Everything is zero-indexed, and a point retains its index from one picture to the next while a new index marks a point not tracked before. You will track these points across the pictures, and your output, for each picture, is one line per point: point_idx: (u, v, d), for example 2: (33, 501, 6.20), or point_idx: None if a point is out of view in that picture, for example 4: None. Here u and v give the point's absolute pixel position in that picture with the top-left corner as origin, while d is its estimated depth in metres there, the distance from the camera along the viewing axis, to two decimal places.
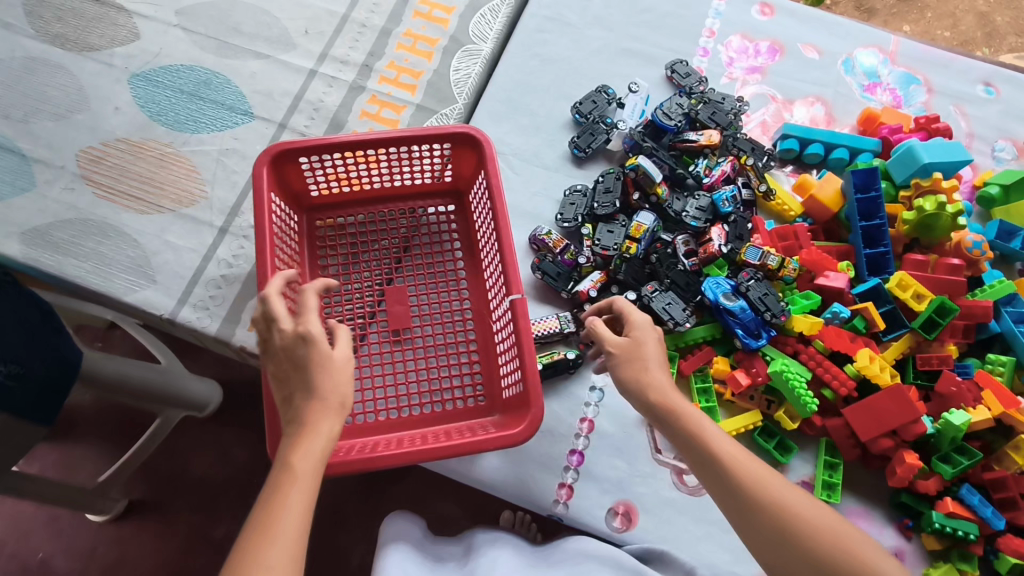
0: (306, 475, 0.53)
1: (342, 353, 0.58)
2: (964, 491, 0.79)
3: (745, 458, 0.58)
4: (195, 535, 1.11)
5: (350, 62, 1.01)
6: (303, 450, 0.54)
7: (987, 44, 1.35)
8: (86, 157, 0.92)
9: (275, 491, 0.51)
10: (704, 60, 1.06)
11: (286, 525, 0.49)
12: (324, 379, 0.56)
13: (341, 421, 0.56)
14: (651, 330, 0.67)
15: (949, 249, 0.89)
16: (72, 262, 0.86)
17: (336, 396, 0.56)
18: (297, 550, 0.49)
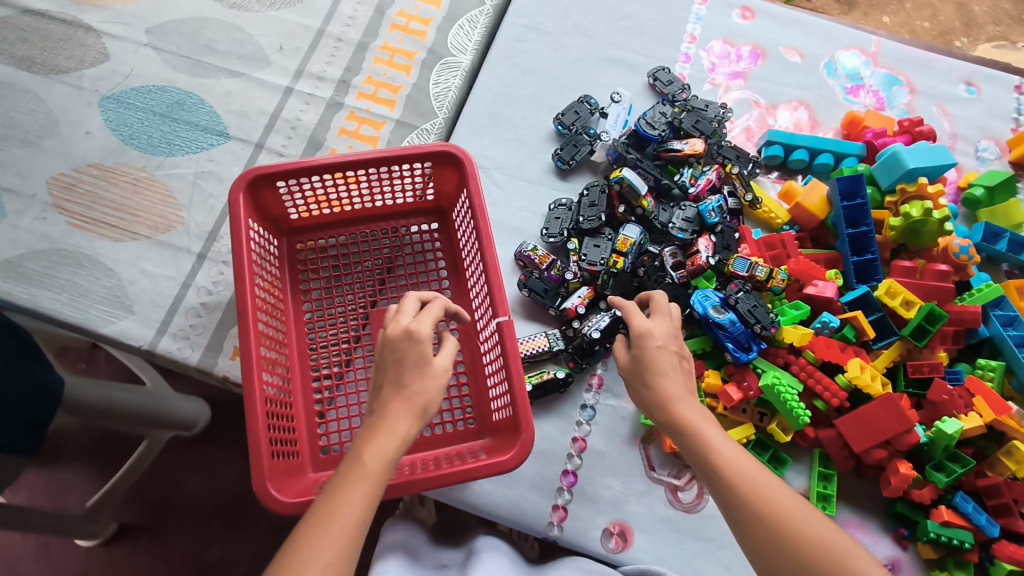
0: (374, 476, 0.50)
1: (442, 361, 0.56)
2: (958, 499, 0.79)
3: (745, 467, 0.54)
4: (189, 557, 1.09)
5: (326, 78, 0.99)
6: (377, 446, 0.51)
7: (966, 34, 1.35)
8: (58, 185, 0.90)
9: (338, 483, 0.49)
10: (686, 66, 1.05)
11: (344, 520, 0.47)
12: (416, 378, 0.54)
13: (418, 426, 0.53)
14: (650, 339, 0.63)
15: (936, 255, 0.88)
16: (46, 294, 0.83)
17: (422, 400, 0.53)
18: (350, 547, 0.46)
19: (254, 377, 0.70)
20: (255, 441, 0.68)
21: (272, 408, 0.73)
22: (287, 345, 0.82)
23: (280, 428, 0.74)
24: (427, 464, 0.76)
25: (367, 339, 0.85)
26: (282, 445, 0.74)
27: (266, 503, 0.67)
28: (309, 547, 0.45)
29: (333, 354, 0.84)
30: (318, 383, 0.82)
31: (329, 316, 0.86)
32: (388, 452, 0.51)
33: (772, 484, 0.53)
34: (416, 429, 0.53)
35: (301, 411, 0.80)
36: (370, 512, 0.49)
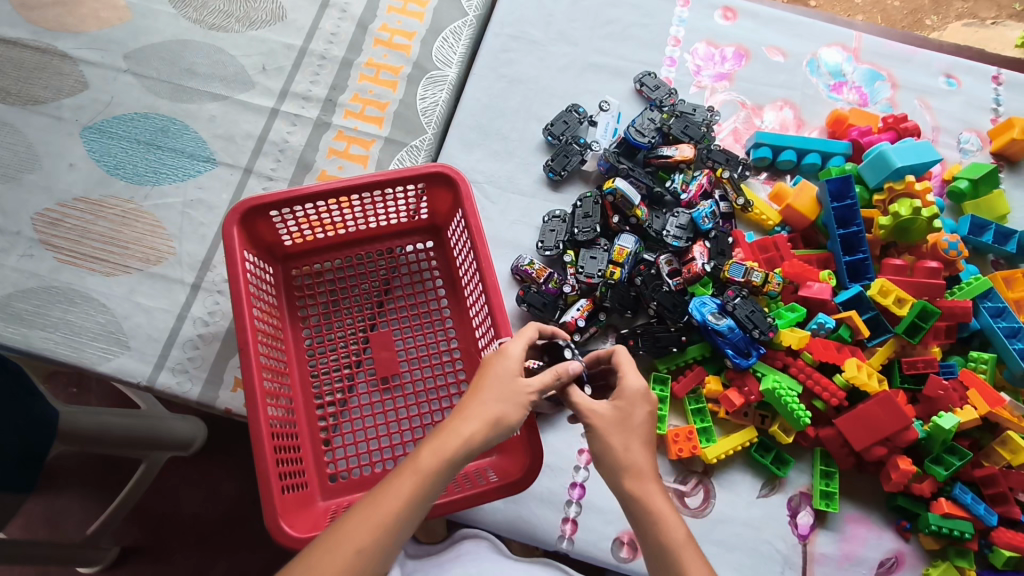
0: (428, 474, 0.51)
1: (531, 382, 0.57)
2: (958, 491, 0.81)
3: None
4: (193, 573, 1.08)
5: (312, 97, 0.98)
6: (436, 444, 0.52)
7: (934, 12, 1.35)
8: (42, 221, 0.88)
9: (393, 474, 0.51)
10: (671, 70, 1.05)
11: (388, 506, 0.49)
12: (498, 388, 0.55)
13: (491, 434, 0.53)
14: (641, 403, 0.58)
15: (926, 251, 0.90)
16: (39, 334, 0.82)
17: (501, 414, 0.54)
18: (389, 532, 0.48)
19: (259, 412, 0.70)
20: (265, 477, 0.68)
21: (277, 440, 0.73)
22: (289, 374, 0.81)
23: (287, 460, 0.74)
24: None
25: (368, 362, 0.84)
26: (291, 477, 0.74)
27: (280, 540, 0.67)
28: (352, 525, 0.48)
29: (335, 379, 0.83)
30: (322, 410, 0.81)
31: (329, 342, 0.85)
32: (448, 452, 0.51)
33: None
34: (488, 436, 0.53)
35: (306, 440, 0.80)
36: (415, 510, 0.50)
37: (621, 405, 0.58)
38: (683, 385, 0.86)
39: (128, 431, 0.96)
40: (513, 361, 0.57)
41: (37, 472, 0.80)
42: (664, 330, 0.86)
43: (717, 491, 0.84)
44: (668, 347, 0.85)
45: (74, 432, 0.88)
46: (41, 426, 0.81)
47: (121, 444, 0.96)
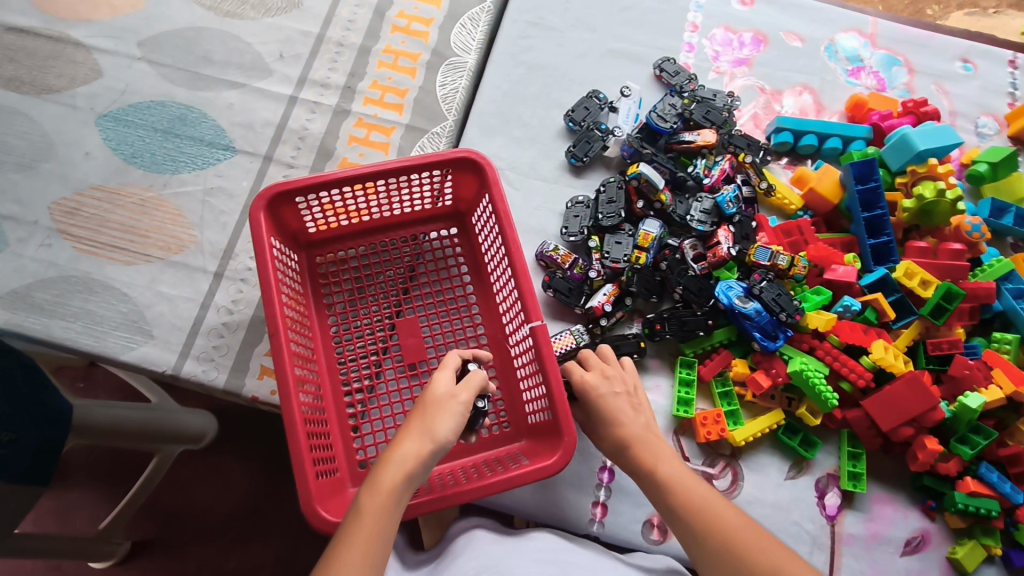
0: (378, 509, 0.54)
1: (454, 393, 0.60)
2: (984, 470, 0.81)
3: (693, 493, 0.63)
4: (208, 567, 1.07)
5: (331, 85, 0.97)
6: (376, 482, 0.55)
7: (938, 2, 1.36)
8: (59, 211, 0.87)
9: (349, 524, 0.53)
10: (690, 56, 1.05)
11: (350, 559, 0.51)
12: (423, 411, 0.59)
13: (427, 453, 0.56)
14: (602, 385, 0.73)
15: (949, 234, 0.91)
16: (60, 324, 0.81)
17: (432, 430, 0.57)
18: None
19: (291, 398, 0.69)
20: (299, 463, 0.67)
21: (309, 426, 0.72)
22: (316, 361, 0.80)
23: (319, 446, 0.73)
24: (469, 473, 0.76)
25: (395, 349, 0.84)
26: (324, 463, 0.73)
27: (316, 525, 0.66)
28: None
29: (363, 366, 0.83)
30: (350, 397, 0.81)
31: (355, 329, 0.84)
32: (385, 483, 0.55)
33: (723, 510, 0.62)
34: (427, 455, 0.56)
35: (336, 427, 0.79)
36: (380, 547, 0.52)
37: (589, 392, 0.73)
38: (710, 368, 0.86)
39: (141, 423, 0.95)
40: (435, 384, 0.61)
41: (52, 467, 0.80)
42: (690, 314, 0.86)
43: (745, 473, 0.84)
44: (696, 330, 0.85)
45: (87, 426, 0.87)
46: (58, 421, 0.81)
47: (138, 436, 0.95)
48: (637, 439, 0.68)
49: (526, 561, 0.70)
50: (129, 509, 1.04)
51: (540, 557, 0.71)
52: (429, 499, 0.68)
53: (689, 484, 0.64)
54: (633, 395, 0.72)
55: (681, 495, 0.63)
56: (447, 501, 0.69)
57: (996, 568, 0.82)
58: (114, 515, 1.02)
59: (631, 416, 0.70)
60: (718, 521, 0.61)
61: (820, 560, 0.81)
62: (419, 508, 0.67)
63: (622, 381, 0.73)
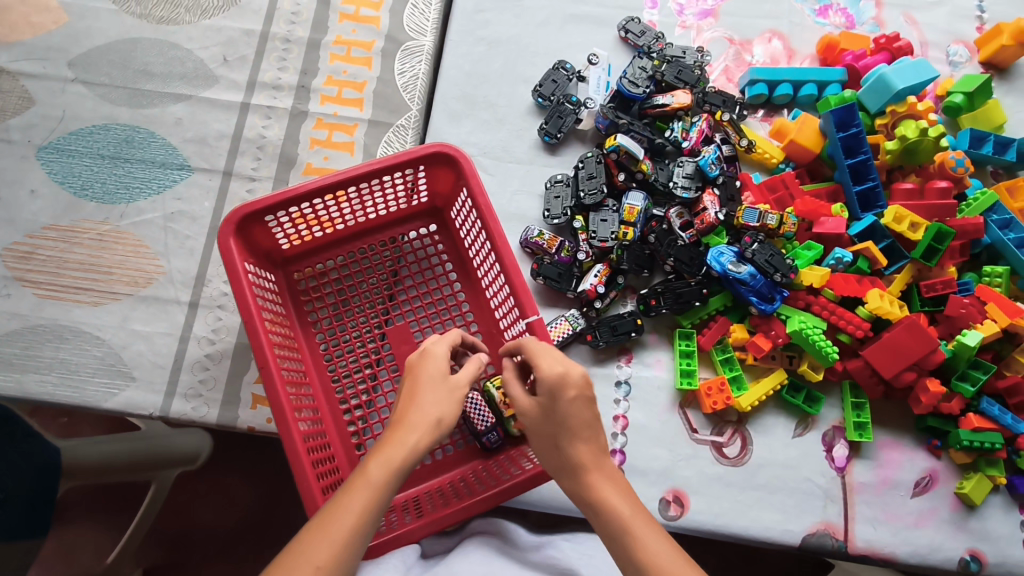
0: (380, 483, 0.52)
1: (456, 377, 0.60)
2: (985, 404, 0.83)
3: (658, 550, 0.50)
4: None
5: (283, 86, 0.91)
6: (384, 455, 0.53)
7: None
8: (12, 256, 0.81)
9: (345, 490, 0.52)
10: (654, 12, 1.01)
11: (342, 525, 0.49)
12: (427, 386, 0.59)
13: (432, 430, 0.56)
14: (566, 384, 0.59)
15: (934, 172, 0.89)
16: (34, 377, 0.76)
17: (441, 417, 0.57)
18: (347, 553, 0.49)
19: (290, 430, 0.66)
20: (309, 496, 0.65)
21: (312, 453, 0.70)
22: (309, 383, 0.78)
23: (325, 471, 0.71)
24: (481, 478, 0.76)
25: (389, 358, 0.81)
26: (332, 486, 0.71)
27: None
28: (304, 550, 0.48)
29: (358, 380, 0.80)
30: (350, 414, 0.78)
31: (343, 344, 0.81)
32: (394, 461, 0.53)
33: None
34: (430, 431, 0.56)
35: (339, 447, 0.77)
36: (371, 522, 0.51)
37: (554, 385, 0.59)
38: (709, 338, 0.85)
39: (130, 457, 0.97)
40: (438, 362, 0.61)
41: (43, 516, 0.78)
42: (684, 285, 0.85)
43: (753, 437, 0.85)
44: (691, 301, 0.84)
45: (78, 465, 0.92)
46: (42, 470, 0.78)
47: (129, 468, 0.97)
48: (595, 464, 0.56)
49: None
50: (138, 533, 1.03)
51: None
52: (441, 515, 0.69)
53: (653, 536, 0.51)
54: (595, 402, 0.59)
55: (637, 545, 0.51)
56: (457, 516, 0.69)
57: (1002, 497, 0.84)
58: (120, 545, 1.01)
59: (587, 432, 0.58)
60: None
61: (834, 512, 0.82)
62: (439, 522, 0.69)
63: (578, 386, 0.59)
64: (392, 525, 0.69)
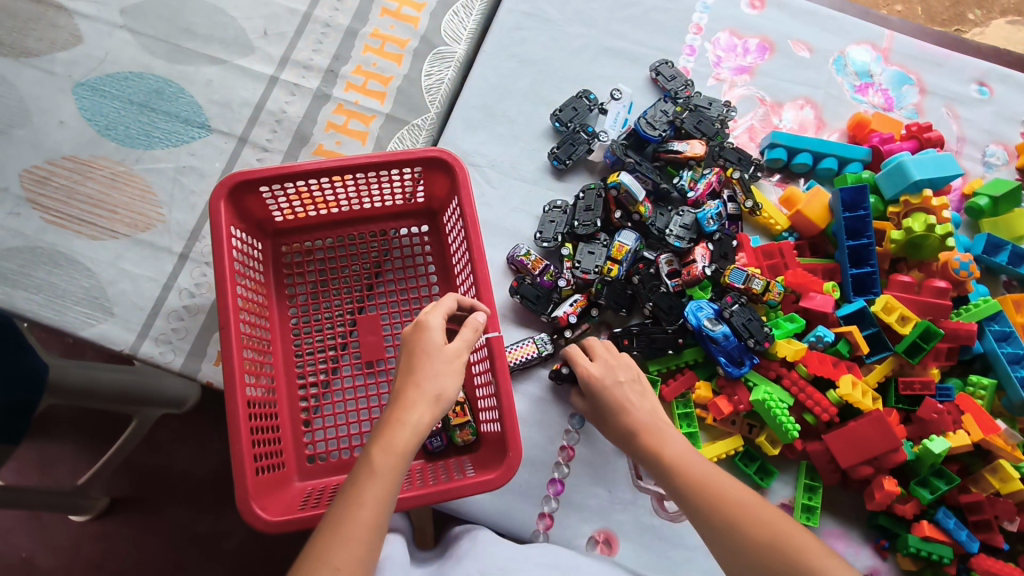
0: (389, 471, 0.50)
1: (454, 346, 0.57)
2: (941, 515, 0.80)
3: (702, 469, 0.60)
4: (179, 527, 1.02)
5: (313, 67, 0.94)
6: (388, 443, 0.50)
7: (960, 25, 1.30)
8: (30, 179, 0.86)
9: (357, 481, 0.50)
10: (690, 59, 1.01)
11: (360, 519, 0.47)
12: (425, 363, 0.55)
13: (437, 411, 0.53)
14: (609, 377, 0.69)
15: (936, 270, 0.87)
16: (23, 294, 0.81)
17: (443, 390, 0.54)
18: (369, 547, 0.47)
19: (236, 392, 0.68)
20: (239, 459, 0.66)
21: (255, 419, 0.72)
22: (272, 353, 0.80)
23: (263, 440, 0.73)
24: (416, 478, 0.76)
25: (354, 346, 0.83)
26: (267, 456, 0.73)
27: (252, 523, 0.66)
28: (326, 548, 0.46)
29: (320, 360, 0.82)
30: (305, 391, 0.81)
31: (315, 322, 0.84)
32: (399, 446, 0.50)
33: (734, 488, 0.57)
34: (434, 411, 0.53)
35: (286, 420, 0.79)
36: (387, 509, 0.49)
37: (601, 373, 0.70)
38: (672, 389, 0.83)
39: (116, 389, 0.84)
40: (432, 333, 0.57)
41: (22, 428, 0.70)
42: (660, 331, 0.84)
43: None
44: (664, 349, 0.84)
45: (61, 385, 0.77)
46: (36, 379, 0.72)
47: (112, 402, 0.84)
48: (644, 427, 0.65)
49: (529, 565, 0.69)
50: (109, 466, 0.97)
51: (542, 560, 0.70)
52: None
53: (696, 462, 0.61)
54: (637, 382, 0.69)
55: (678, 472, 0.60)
56: None
57: None
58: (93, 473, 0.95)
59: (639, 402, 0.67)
60: (713, 487, 0.57)
61: None
62: None
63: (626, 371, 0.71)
64: (316, 503, 0.69)
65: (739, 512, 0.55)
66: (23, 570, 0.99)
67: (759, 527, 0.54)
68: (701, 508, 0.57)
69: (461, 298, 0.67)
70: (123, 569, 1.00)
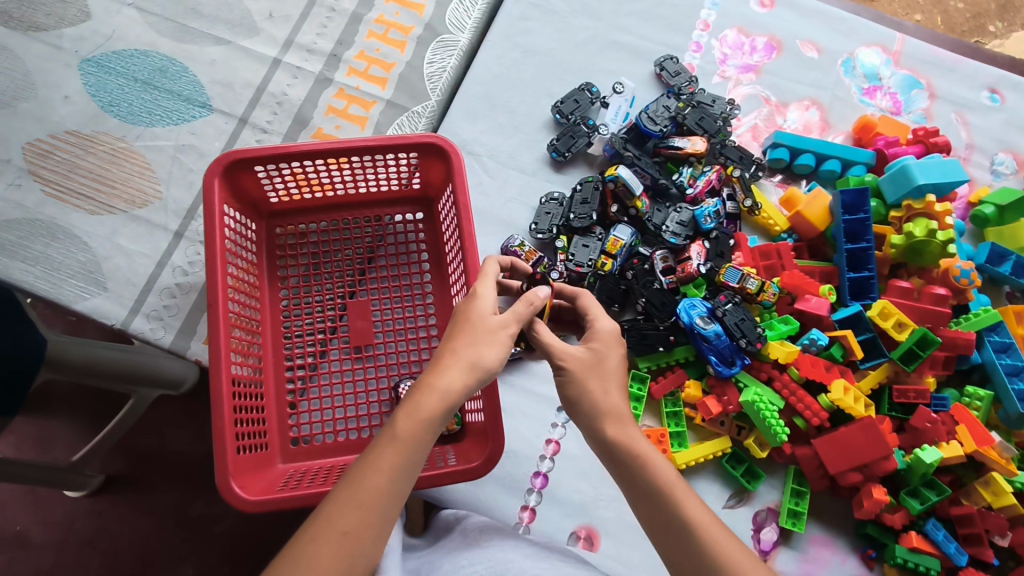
0: (411, 437, 0.49)
1: (501, 319, 0.57)
2: (930, 526, 0.78)
3: (712, 526, 0.49)
4: (171, 508, 1.03)
5: (316, 50, 0.95)
6: (412, 409, 0.50)
7: (976, 34, 1.28)
8: (32, 152, 0.87)
9: (378, 443, 0.49)
10: (696, 56, 1.00)
11: (371, 483, 0.47)
12: (468, 331, 0.55)
13: (474, 381, 0.53)
14: (616, 344, 0.60)
15: (936, 277, 0.85)
16: (19, 265, 0.81)
17: (480, 358, 0.54)
18: (378, 512, 0.47)
19: (221, 369, 0.68)
20: (220, 436, 0.66)
21: (239, 398, 0.72)
22: (261, 334, 0.80)
23: (248, 420, 0.73)
24: None
25: (344, 330, 0.83)
26: (249, 436, 0.73)
27: (230, 501, 0.66)
28: (337, 507, 0.46)
29: (308, 342, 0.82)
30: (292, 372, 0.81)
31: (306, 305, 0.84)
32: (424, 412, 0.50)
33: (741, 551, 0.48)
34: (472, 382, 0.53)
35: (272, 400, 0.79)
36: (407, 474, 0.49)
37: (601, 345, 0.59)
38: (661, 387, 0.83)
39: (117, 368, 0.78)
40: (482, 304, 0.57)
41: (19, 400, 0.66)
42: (651, 328, 0.83)
43: None
44: (654, 345, 0.83)
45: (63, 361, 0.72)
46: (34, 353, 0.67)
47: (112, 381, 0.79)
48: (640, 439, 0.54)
49: (520, 556, 0.65)
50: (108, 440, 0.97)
51: (531, 552, 0.67)
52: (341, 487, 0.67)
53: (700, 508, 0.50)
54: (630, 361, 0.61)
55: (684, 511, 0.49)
56: None
57: None
58: (89, 448, 0.96)
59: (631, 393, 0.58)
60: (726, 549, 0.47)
61: None
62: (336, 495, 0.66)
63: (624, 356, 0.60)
64: (295, 485, 0.70)
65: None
66: (17, 542, 1.00)
67: None
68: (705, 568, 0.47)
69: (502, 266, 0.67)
70: (115, 546, 1.01)
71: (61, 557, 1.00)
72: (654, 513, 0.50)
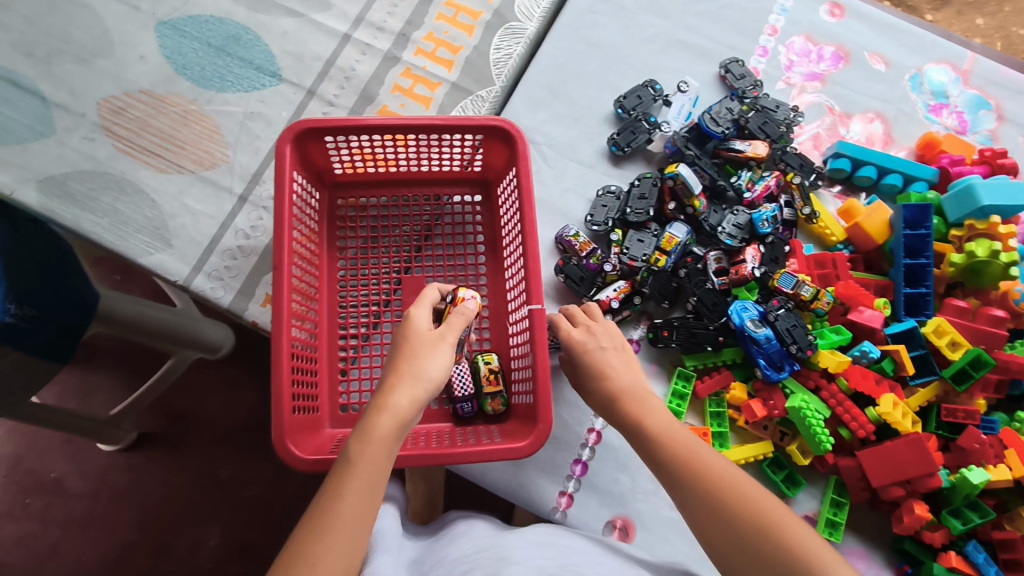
0: (372, 457, 0.48)
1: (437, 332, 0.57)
2: (970, 547, 0.77)
3: (682, 439, 0.61)
4: (205, 469, 1.05)
5: (386, 29, 0.96)
6: (365, 432, 0.49)
7: None
8: (107, 108, 0.89)
9: (337, 474, 0.48)
10: (762, 60, 1.00)
11: (339, 510, 0.46)
12: (408, 350, 0.55)
13: (422, 395, 0.52)
14: (588, 344, 0.74)
15: (994, 299, 0.84)
16: (88, 217, 0.83)
17: (424, 370, 0.53)
18: (351, 540, 0.45)
19: (282, 330, 0.69)
20: (279, 395, 0.67)
21: (296, 360, 0.73)
22: (318, 300, 0.81)
23: (302, 382, 0.74)
24: (441, 438, 0.77)
25: (397, 304, 0.84)
26: (303, 398, 0.74)
27: (285, 460, 0.67)
28: (305, 544, 0.44)
29: (362, 313, 0.83)
30: (345, 341, 0.82)
31: (362, 276, 0.85)
32: (378, 432, 0.49)
33: (707, 461, 0.58)
34: (421, 396, 0.52)
35: (325, 366, 0.80)
36: (374, 495, 0.47)
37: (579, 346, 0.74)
38: (706, 387, 0.83)
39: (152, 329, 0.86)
40: (415, 322, 0.57)
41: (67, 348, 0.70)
42: (701, 326, 0.83)
43: None
44: (704, 344, 0.82)
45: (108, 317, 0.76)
46: (78, 304, 0.71)
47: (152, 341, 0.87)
48: (623, 393, 0.68)
49: (524, 543, 0.66)
50: (145, 399, 1.00)
51: (537, 540, 0.67)
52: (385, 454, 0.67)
53: (678, 432, 0.62)
54: (617, 349, 0.73)
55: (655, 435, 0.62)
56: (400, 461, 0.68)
57: None
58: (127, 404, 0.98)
59: (620, 371, 0.70)
60: (694, 459, 0.58)
61: None
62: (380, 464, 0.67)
63: (607, 343, 0.74)
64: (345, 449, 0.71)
65: (720, 487, 0.55)
66: (53, 489, 1.03)
67: (733, 497, 0.54)
68: (675, 477, 0.58)
69: (443, 289, 0.68)
70: (147, 501, 1.03)
71: (95, 507, 1.02)
72: (639, 444, 0.64)
